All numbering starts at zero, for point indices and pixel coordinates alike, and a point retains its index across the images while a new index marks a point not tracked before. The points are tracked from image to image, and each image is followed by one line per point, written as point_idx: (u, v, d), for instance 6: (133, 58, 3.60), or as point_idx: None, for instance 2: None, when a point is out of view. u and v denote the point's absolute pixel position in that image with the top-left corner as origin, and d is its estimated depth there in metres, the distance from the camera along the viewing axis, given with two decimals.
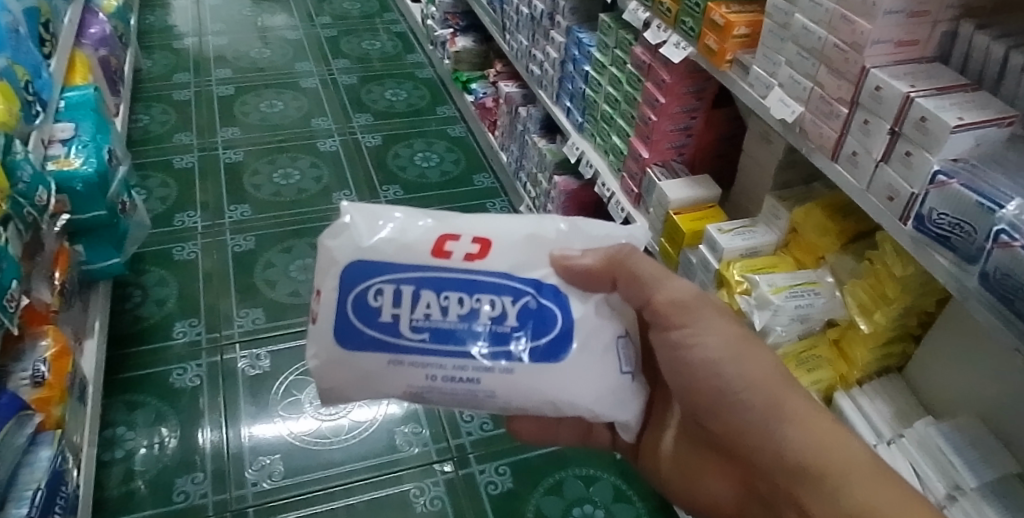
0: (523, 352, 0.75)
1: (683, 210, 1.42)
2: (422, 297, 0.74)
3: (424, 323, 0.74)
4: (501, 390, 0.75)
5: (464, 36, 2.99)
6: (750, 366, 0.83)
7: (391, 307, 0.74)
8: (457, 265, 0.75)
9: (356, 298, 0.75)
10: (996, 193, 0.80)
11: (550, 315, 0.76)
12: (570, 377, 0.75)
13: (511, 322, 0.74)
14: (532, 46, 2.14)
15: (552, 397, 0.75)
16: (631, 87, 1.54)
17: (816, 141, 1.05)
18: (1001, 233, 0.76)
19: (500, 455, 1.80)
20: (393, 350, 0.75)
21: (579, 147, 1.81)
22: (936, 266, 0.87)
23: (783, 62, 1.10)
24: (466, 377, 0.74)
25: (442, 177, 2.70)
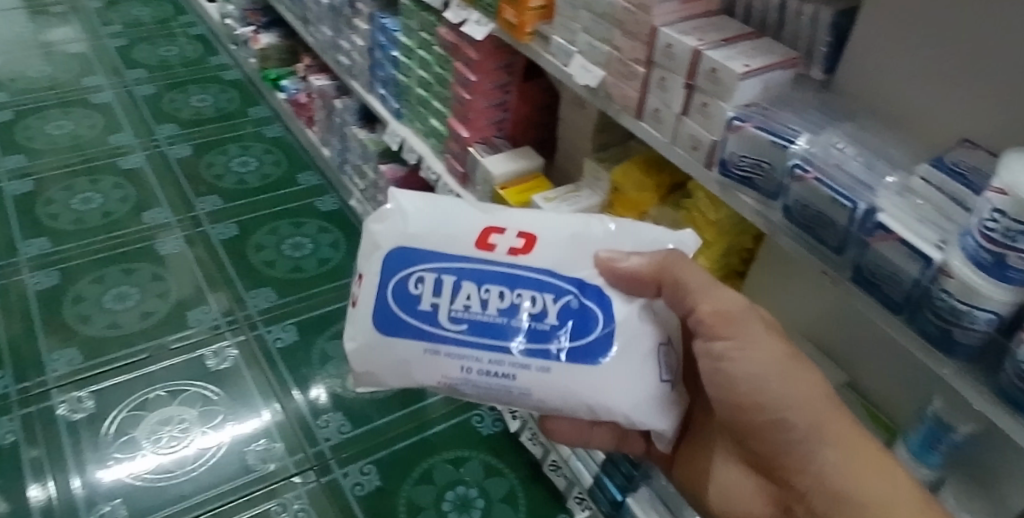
0: (561, 350, 0.81)
1: (508, 183, 1.43)
2: (465, 288, 0.82)
3: (462, 315, 0.82)
4: (535, 386, 0.82)
5: (267, 32, 2.83)
6: (799, 388, 0.81)
7: (430, 296, 0.83)
8: (501, 259, 0.82)
9: (398, 283, 0.84)
10: (786, 131, 0.87)
11: (589, 318, 0.81)
12: (603, 380, 0.80)
13: (551, 320, 0.81)
14: (337, 36, 2.06)
15: (587, 398, 0.81)
16: (441, 69, 1.53)
17: (621, 102, 1.09)
18: (796, 167, 0.84)
19: (365, 453, 1.74)
20: (430, 339, 0.83)
21: (399, 134, 1.77)
22: (743, 205, 0.94)
23: (580, 30, 1.13)
24: (503, 372, 0.82)
25: (264, 181, 2.55)
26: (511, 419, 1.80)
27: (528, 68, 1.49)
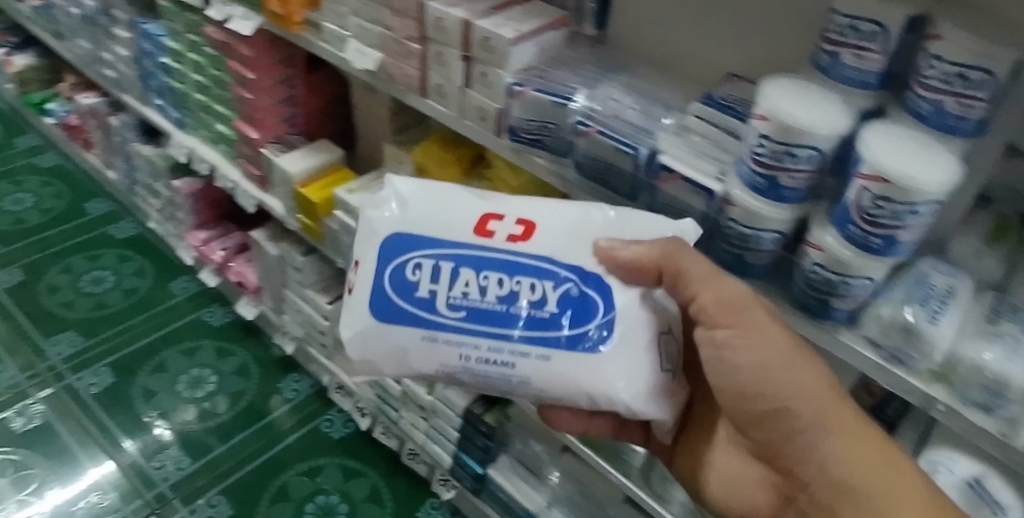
0: (562, 337, 0.75)
1: (307, 181, 1.37)
2: (463, 275, 0.77)
3: (461, 302, 0.77)
4: (535, 374, 0.76)
5: (20, 52, 2.51)
6: (800, 375, 0.74)
7: (428, 283, 0.78)
8: (500, 245, 0.77)
9: (395, 267, 0.79)
10: (562, 89, 0.90)
11: (587, 306, 0.76)
12: (602, 367, 0.75)
13: (551, 308, 0.75)
14: (97, 47, 1.86)
15: (586, 385, 0.75)
16: (216, 70, 1.43)
17: (403, 82, 1.05)
18: (579, 123, 0.87)
19: (210, 485, 1.63)
20: (426, 326, 0.78)
21: (186, 146, 1.63)
22: (539, 166, 0.94)
23: (349, 13, 1.08)
24: (501, 360, 0.76)
25: (45, 216, 2.26)
26: (360, 417, 1.71)
27: (310, 58, 1.41)
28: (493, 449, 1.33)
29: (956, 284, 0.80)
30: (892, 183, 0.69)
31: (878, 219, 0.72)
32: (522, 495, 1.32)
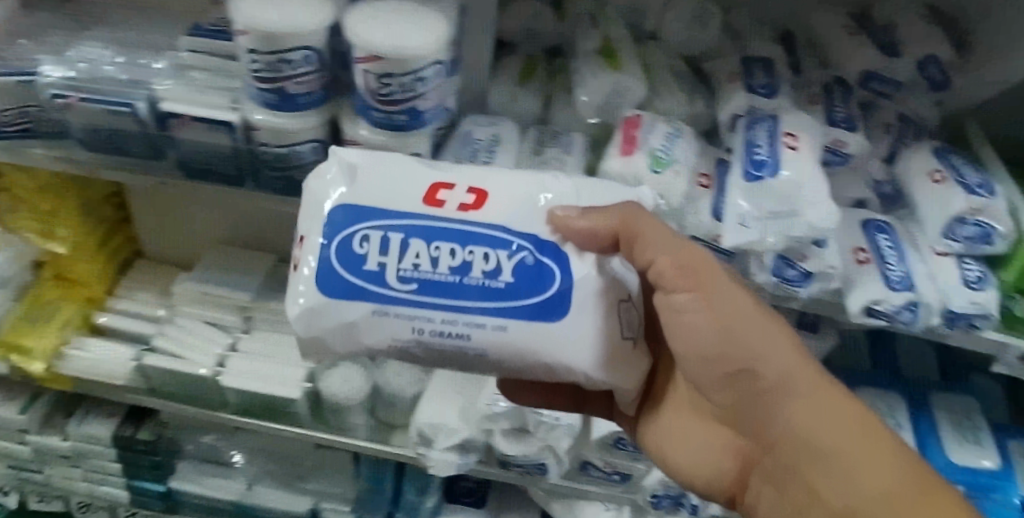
0: (523, 307, 0.57)
1: None
2: (408, 244, 0.57)
3: (411, 274, 0.57)
4: (494, 351, 0.57)
5: None
6: (767, 333, 0.59)
7: (376, 255, 0.57)
8: (450, 216, 0.57)
9: (334, 240, 0.57)
10: (22, 65, 0.78)
11: (549, 276, 0.57)
12: (567, 337, 0.57)
13: (505, 278, 0.56)
14: None
15: (548, 357, 0.57)
16: None
17: None
18: (56, 96, 0.76)
19: None
20: (373, 297, 0.57)
21: None
22: (38, 157, 0.83)
23: None
24: (452, 334, 0.56)
25: None
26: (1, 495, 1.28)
27: None
28: (163, 461, 1.16)
29: (498, 131, 0.82)
30: (385, 59, 0.69)
31: (391, 96, 0.71)
32: (214, 491, 1.16)
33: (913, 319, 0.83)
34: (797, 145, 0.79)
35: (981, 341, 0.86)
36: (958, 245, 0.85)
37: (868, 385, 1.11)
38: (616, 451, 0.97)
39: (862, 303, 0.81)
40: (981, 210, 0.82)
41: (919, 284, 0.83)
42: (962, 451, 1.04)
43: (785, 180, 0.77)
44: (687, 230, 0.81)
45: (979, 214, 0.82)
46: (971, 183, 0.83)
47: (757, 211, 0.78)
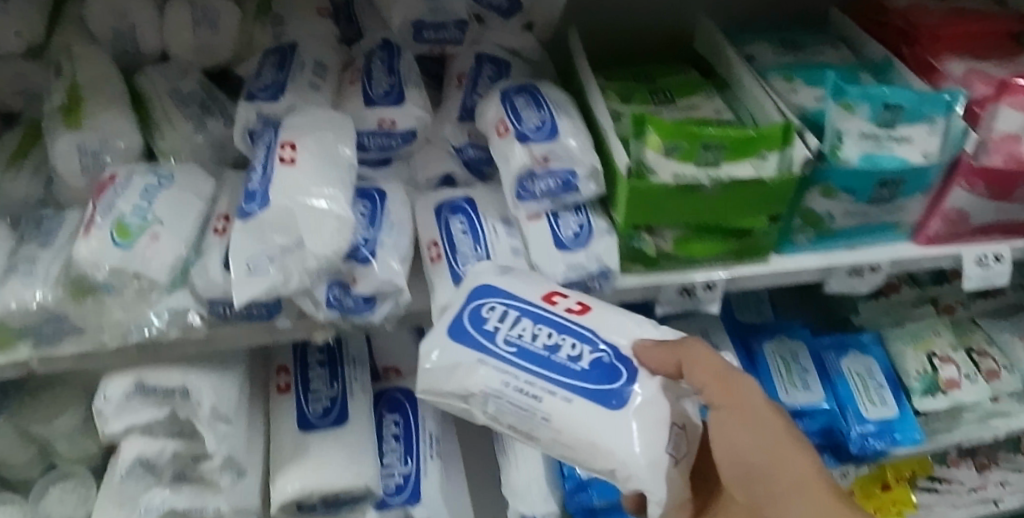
0: (591, 389, 0.56)
1: None
2: (519, 322, 0.59)
3: (514, 339, 0.58)
4: (560, 424, 0.56)
5: None
6: (788, 456, 0.60)
7: (495, 323, 0.59)
8: (558, 312, 0.59)
9: (469, 305, 0.61)
10: None
11: (614, 379, 0.57)
12: (624, 423, 0.55)
13: (584, 364, 0.57)
14: None
15: (593, 431, 0.55)
16: None
17: None
18: None
19: None
20: (483, 350, 0.58)
21: None
22: None
23: None
24: (528, 393, 0.56)
25: None
26: None
27: None
28: None
29: None
30: None
31: None
32: None
33: None
34: (295, 156, 0.62)
35: (623, 289, 0.73)
36: (544, 203, 0.67)
37: None
38: (311, 513, 0.88)
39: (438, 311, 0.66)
40: (548, 157, 0.65)
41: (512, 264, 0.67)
42: None
43: (277, 207, 0.60)
44: (202, 293, 0.64)
45: (547, 161, 0.65)
46: (527, 127, 0.66)
47: (263, 253, 0.61)
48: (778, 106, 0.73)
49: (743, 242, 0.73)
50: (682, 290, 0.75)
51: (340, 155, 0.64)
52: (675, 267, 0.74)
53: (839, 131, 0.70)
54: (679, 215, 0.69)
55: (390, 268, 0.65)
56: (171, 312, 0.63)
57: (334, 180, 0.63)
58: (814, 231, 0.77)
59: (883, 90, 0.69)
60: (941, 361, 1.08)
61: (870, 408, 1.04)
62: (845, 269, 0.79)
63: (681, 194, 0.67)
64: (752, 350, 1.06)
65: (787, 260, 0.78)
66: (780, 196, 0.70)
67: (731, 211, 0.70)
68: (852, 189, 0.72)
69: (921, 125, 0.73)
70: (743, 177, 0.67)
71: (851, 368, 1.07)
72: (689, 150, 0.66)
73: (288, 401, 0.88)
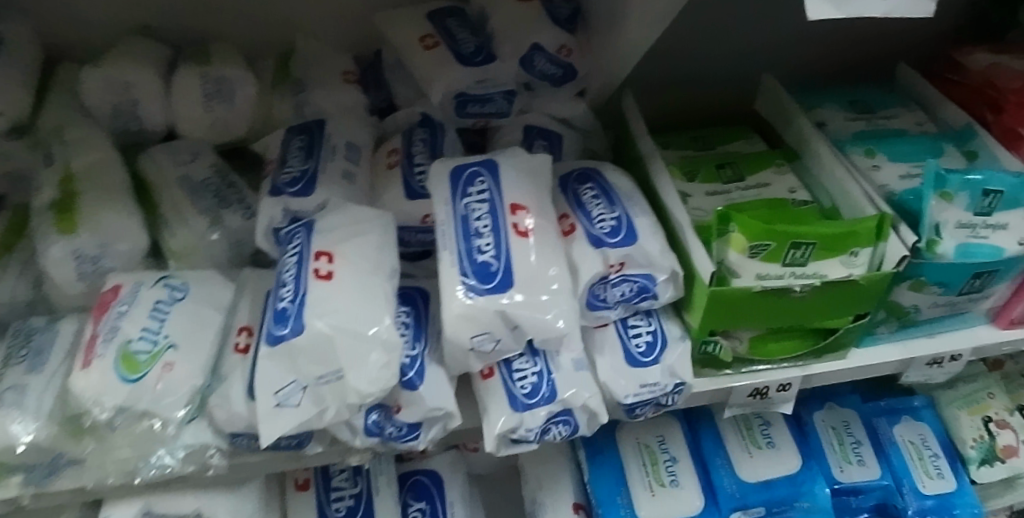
0: (483, 255, 0.55)
1: None
2: (546, 381, 0.57)
3: (546, 384, 0.57)
4: (519, 256, 0.55)
5: None
6: None
7: (524, 383, 0.57)
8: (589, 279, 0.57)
9: (504, 364, 0.58)
10: None
11: (501, 285, 0.54)
12: (533, 258, 0.55)
13: (501, 255, 0.55)
14: None
15: (488, 272, 0.55)
16: None
17: None
18: None
19: None
20: (514, 402, 0.56)
21: None
22: None
23: None
24: (447, 238, 0.56)
25: None
26: None
27: None
28: None
29: None
30: None
31: None
32: None
33: (574, 428, 0.58)
34: (332, 269, 0.54)
35: (693, 394, 0.66)
36: (616, 310, 0.59)
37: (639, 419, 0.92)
38: None
39: (493, 439, 0.56)
40: (624, 262, 0.57)
41: (579, 382, 0.57)
42: (756, 466, 0.89)
43: (314, 332, 0.52)
44: (223, 427, 0.55)
45: (623, 266, 0.57)
46: (599, 230, 0.58)
47: (295, 382, 0.53)
48: (864, 189, 0.66)
49: (825, 341, 0.66)
50: (754, 391, 0.67)
51: (382, 262, 0.56)
52: (748, 368, 0.66)
53: (936, 223, 0.63)
54: (761, 320, 0.61)
55: (442, 392, 0.57)
56: (187, 449, 0.55)
57: (377, 297, 0.54)
58: (896, 323, 0.71)
59: (984, 177, 0.62)
60: (997, 426, 1.02)
61: (927, 481, 0.96)
62: (926, 361, 0.72)
63: (766, 298, 0.60)
64: (798, 417, 0.99)
65: (867, 354, 0.71)
66: (870, 295, 0.63)
67: (817, 312, 0.63)
68: (944, 282, 0.66)
69: (1018, 210, 0.65)
70: (834, 278, 0.60)
71: (904, 436, 1.00)
72: (776, 250, 0.58)
73: (307, 501, 0.79)
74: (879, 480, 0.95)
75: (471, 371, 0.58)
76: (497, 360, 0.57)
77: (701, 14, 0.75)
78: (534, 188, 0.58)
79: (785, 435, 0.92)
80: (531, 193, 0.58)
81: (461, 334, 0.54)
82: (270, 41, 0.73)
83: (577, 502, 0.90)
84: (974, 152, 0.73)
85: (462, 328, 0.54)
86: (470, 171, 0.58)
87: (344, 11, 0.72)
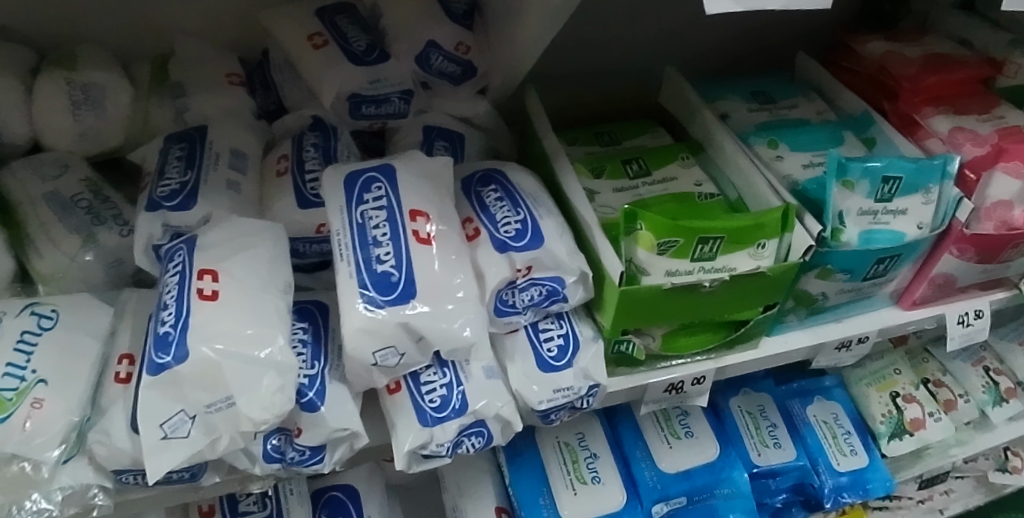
0: (383, 264, 0.52)
1: None
2: (456, 392, 0.54)
3: (456, 395, 0.54)
4: (422, 266, 0.53)
5: None
6: None
7: (434, 396, 0.54)
8: (497, 284, 0.55)
9: (411, 377, 0.55)
10: None
11: (402, 296, 0.52)
12: (436, 268, 0.53)
13: (400, 264, 0.52)
14: None
15: (389, 283, 0.52)
16: None
17: None
18: None
19: None
20: (425, 416, 0.54)
21: None
22: None
23: None
24: (344, 245, 0.53)
25: None
26: None
27: None
28: None
29: None
30: None
31: None
32: None
33: (488, 440, 0.56)
34: (218, 288, 0.51)
35: (610, 393, 0.65)
36: (526, 315, 0.57)
37: None
38: None
39: (402, 457, 0.54)
40: (531, 266, 0.55)
41: (491, 391, 0.55)
42: (675, 458, 0.90)
43: (198, 357, 0.48)
44: (105, 465, 0.51)
45: (530, 270, 0.56)
46: (505, 233, 0.56)
47: (182, 413, 0.49)
48: (768, 179, 0.67)
49: (736, 333, 0.66)
50: (670, 387, 0.67)
51: (273, 277, 0.53)
52: (663, 364, 0.66)
53: (839, 211, 0.64)
54: (673, 317, 0.61)
55: (344, 412, 0.54)
56: (65, 491, 0.50)
57: (267, 315, 0.51)
58: (805, 310, 0.72)
59: (881, 165, 0.64)
60: (904, 401, 1.06)
61: (841, 459, 0.99)
62: (834, 345, 0.74)
63: (676, 295, 0.59)
64: (716, 405, 1.01)
65: (778, 342, 0.71)
66: (777, 286, 0.63)
67: (727, 306, 0.63)
68: (849, 269, 0.67)
69: (915, 195, 0.67)
70: (742, 271, 0.60)
71: (817, 415, 1.03)
72: (684, 246, 0.58)
73: None
74: (795, 461, 0.97)
75: (377, 386, 0.55)
76: (403, 373, 0.54)
77: (603, 8, 0.75)
78: (434, 191, 0.56)
79: (703, 424, 0.94)
80: (429, 196, 0.56)
81: (361, 350, 0.51)
82: (145, 42, 0.68)
83: (499, 505, 0.89)
84: (872, 139, 0.75)
85: (363, 342, 0.51)
86: (366, 177, 0.55)
87: (225, 8, 0.68)
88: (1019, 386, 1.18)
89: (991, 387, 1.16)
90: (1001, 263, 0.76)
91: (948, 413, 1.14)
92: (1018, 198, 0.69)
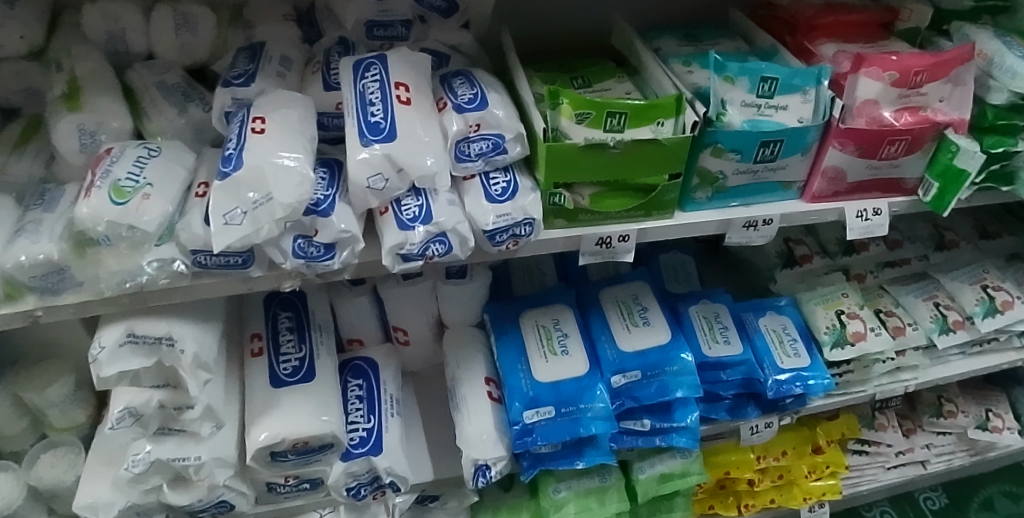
0: (374, 114, 0.76)
1: None
2: (423, 210, 0.77)
3: (423, 212, 0.77)
4: (403, 120, 0.76)
5: None
6: None
7: (409, 212, 0.77)
8: (456, 133, 0.78)
9: (395, 202, 0.78)
10: None
11: (385, 134, 0.75)
12: (411, 121, 0.76)
13: (385, 114, 0.76)
14: None
15: (380, 126, 0.75)
16: None
17: None
18: None
19: None
20: (402, 224, 0.76)
21: None
22: None
23: None
24: (349, 104, 0.78)
25: None
26: None
27: None
28: None
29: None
30: None
31: None
32: None
33: (449, 248, 0.78)
34: (265, 127, 0.75)
35: (550, 240, 0.86)
36: (478, 163, 0.80)
37: (539, 308, 1.13)
38: (282, 465, 0.99)
39: (387, 253, 0.77)
40: (480, 123, 0.79)
41: (449, 211, 0.77)
42: (632, 340, 1.09)
43: (248, 166, 0.72)
44: (186, 245, 0.75)
45: (479, 127, 0.79)
46: (462, 100, 0.80)
47: (238, 209, 0.72)
48: (674, 83, 0.88)
49: (649, 197, 0.87)
50: (600, 240, 0.88)
51: (304, 129, 0.77)
52: (593, 221, 0.87)
53: (722, 100, 0.85)
54: (591, 174, 0.82)
55: (347, 220, 0.77)
56: (159, 261, 0.75)
57: (297, 146, 0.75)
58: (711, 189, 0.91)
59: (758, 67, 0.84)
60: (848, 317, 1.22)
61: (785, 358, 1.16)
62: (740, 222, 0.93)
63: (592, 154, 0.81)
64: (677, 312, 1.19)
65: (690, 216, 0.91)
66: (675, 155, 0.83)
67: (635, 169, 0.83)
68: (738, 150, 0.86)
69: (795, 95, 0.87)
70: (644, 140, 0.81)
71: (768, 325, 1.20)
72: (597, 117, 0.80)
73: (260, 363, 0.99)
74: (741, 355, 1.14)
75: (371, 207, 0.78)
76: (389, 198, 0.77)
77: None
78: (415, 76, 0.80)
79: (659, 315, 1.12)
80: (410, 78, 0.79)
81: (359, 175, 0.74)
82: None
83: (488, 376, 1.10)
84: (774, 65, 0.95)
85: (360, 170, 0.74)
86: (367, 63, 0.80)
87: None
88: (968, 319, 1.31)
89: (938, 317, 1.29)
90: (887, 160, 0.94)
91: (898, 337, 1.27)
92: (882, 98, 0.88)
